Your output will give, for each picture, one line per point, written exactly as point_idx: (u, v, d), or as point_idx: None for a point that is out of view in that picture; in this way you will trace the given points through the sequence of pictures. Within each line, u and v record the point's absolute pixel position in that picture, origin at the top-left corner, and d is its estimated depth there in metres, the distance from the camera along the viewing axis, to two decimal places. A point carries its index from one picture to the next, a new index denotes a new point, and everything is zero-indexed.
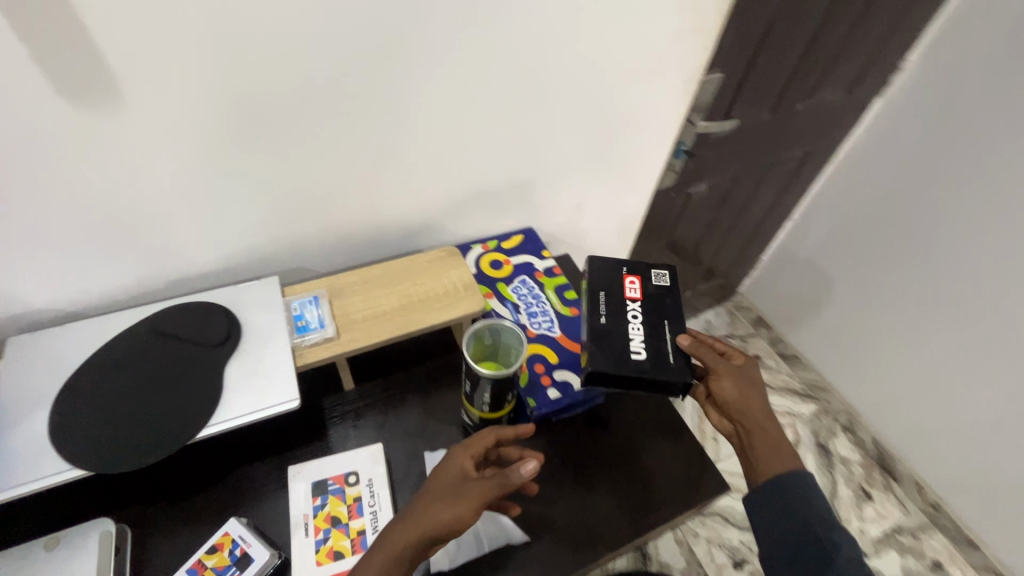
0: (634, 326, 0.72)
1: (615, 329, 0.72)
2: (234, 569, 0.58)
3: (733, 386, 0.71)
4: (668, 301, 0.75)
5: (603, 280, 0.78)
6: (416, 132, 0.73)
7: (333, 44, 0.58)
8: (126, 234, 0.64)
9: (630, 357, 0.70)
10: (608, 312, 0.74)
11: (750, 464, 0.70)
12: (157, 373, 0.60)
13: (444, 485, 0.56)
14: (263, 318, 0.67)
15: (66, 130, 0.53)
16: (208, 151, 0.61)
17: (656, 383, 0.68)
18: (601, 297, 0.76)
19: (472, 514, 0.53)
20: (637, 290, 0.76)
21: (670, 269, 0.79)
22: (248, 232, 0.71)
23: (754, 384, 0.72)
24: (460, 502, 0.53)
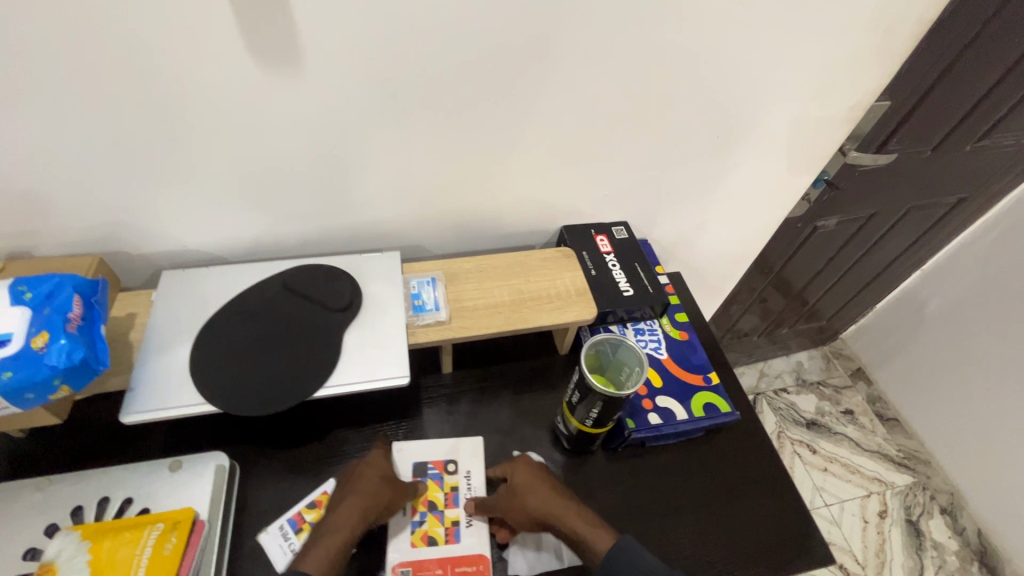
0: (616, 271, 0.79)
1: (603, 276, 0.78)
2: None
3: (529, 500, 0.61)
4: (631, 247, 0.83)
5: (581, 242, 0.82)
6: (555, 127, 0.72)
7: (499, 31, 0.58)
8: (275, 192, 0.68)
9: (621, 295, 0.77)
10: (594, 265, 0.79)
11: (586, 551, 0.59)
12: (286, 329, 0.65)
13: (372, 475, 0.61)
14: (383, 292, 0.69)
15: (249, 90, 0.56)
16: (363, 124, 0.63)
17: (644, 313, 0.77)
18: (584, 255, 0.79)
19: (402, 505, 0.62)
20: (605, 244, 0.82)
21: (624, 228, 0.88)
22: (380, 204, 0.74)
23: (545, 509, 0.60)
24: (387, 493, 0.60)
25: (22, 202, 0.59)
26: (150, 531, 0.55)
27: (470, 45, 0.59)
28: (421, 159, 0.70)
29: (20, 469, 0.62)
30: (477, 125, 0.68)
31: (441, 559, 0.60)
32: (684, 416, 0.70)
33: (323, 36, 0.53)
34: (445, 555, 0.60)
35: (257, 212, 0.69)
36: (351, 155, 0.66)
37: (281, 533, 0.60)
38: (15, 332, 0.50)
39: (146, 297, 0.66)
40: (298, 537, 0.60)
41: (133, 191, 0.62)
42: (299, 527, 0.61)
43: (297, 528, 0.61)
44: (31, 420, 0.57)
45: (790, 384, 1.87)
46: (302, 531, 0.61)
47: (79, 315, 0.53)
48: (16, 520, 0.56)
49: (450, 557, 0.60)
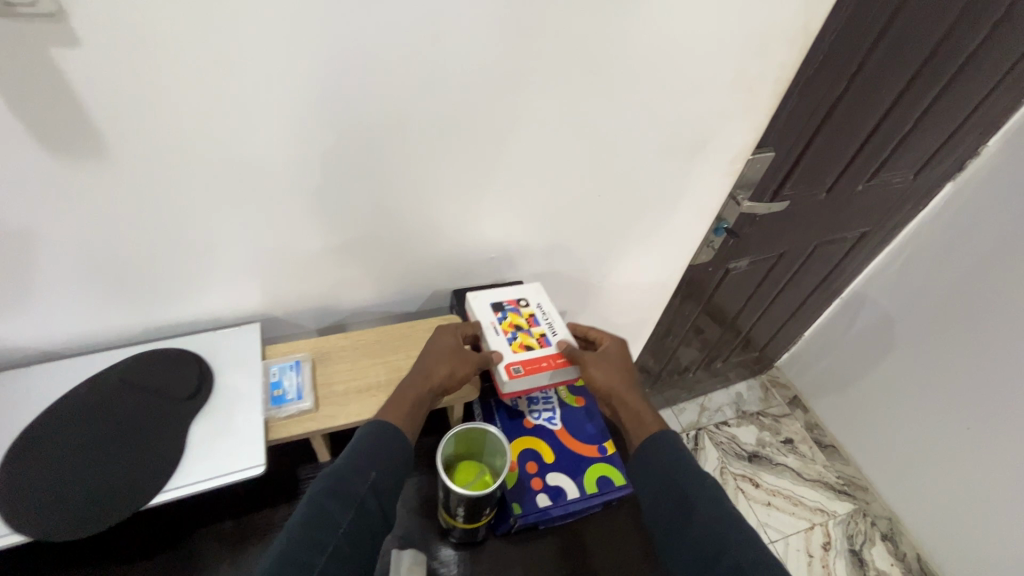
0: None
1: None
2: None
3: (597, 370, 0.67)
4: None
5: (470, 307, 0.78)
6: (427, 194, 0.69)
7: (341, 108, 0.55)
8: (112, 280, 0.61)
9: None
10: None
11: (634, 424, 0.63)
12: (115, 429, 0.56)
13: (440, 348, 0.65)
14: (238, 384, 0.63)
15: (52, 180, 0.50)
16: (205, 205, 0.58)
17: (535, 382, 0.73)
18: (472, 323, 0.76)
19: (467, 371, 0.65)
20: None
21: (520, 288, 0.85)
22: (241, 283, 0.68)
23: (616, 372, 0.68)
24: (448, 366, 0.63)
25: None
26: None
27: (311, 122, 0.56)
28: (282, 236, 0.66)
29: None
30: (339, 198, 0.64)
31: (543, 356, 0.70)
32: (576, 495, 0.66)
33: (133, 121, 0.49)
34: (546, 353, 0.70)
35: (94, 301, 0.62)
36: (196, 237, 0.61)
37: None
38: None
39: None
40: None
41: None
42: None
43: None
44: None
45: (730, 417, 1.87)
46: None
47: None
48: None
49: (550, 355, 0.70)
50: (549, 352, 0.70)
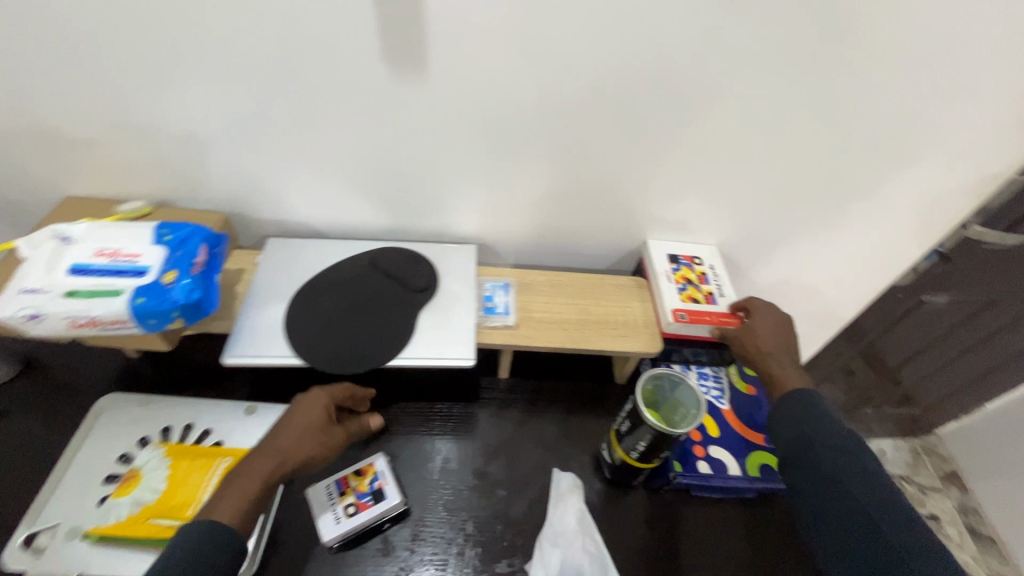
0: None
1: None
2: (369, 498, 0.63)
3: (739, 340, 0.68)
4: None
5: None
6: (650, 155, 0.72)
7: (608, 57, 0.61)
8: (380, 179, 0.74)
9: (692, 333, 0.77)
10: None
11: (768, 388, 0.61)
12: (367, 301, 0.69)
13: (307, 429, 0.57)
14: (458, 289, 0.72)
15: (374, 83, 0.62)
16: (468, 128, 0.68)
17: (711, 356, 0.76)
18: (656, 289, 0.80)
19: (323, 458, 0.57)
20: None
21: None
22: (469, 207, 0.78)
23: (760, 335, 0.66)
24: (306, 447, 0.55)
25: (180, 159, 0.70)
26: (219, 463, 0.62)
27: (579, 67, 0.62)
28: (514, 170, 0.74)
29: (132, 385, 0.72)
30: (572, 143, 0.71)
31: (709, 311, 0.72)
32: (737, 472, 0.67)
33: (448, 45, 0.59)
34: (711, 308, 0.72)
35: (361, 195, 0.76)
36: (451, 156, 0.71)
37: (327, 492, 0.62)
38: (153, 267, 0.59)
39: (254, 257, 0.75)
40: (342, 500, 0.62)
41: (263, 162, 0.71)
42: (344, 490, 0.63)
43: (342, 491, 0.63)
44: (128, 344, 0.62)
45: None
46: (346, 495, 0.62)
47: (202, 261, 0.61)
48: (118, 430, 0.65)
49: (715, 312, 0.72)
50: (714, 309, 0.73)
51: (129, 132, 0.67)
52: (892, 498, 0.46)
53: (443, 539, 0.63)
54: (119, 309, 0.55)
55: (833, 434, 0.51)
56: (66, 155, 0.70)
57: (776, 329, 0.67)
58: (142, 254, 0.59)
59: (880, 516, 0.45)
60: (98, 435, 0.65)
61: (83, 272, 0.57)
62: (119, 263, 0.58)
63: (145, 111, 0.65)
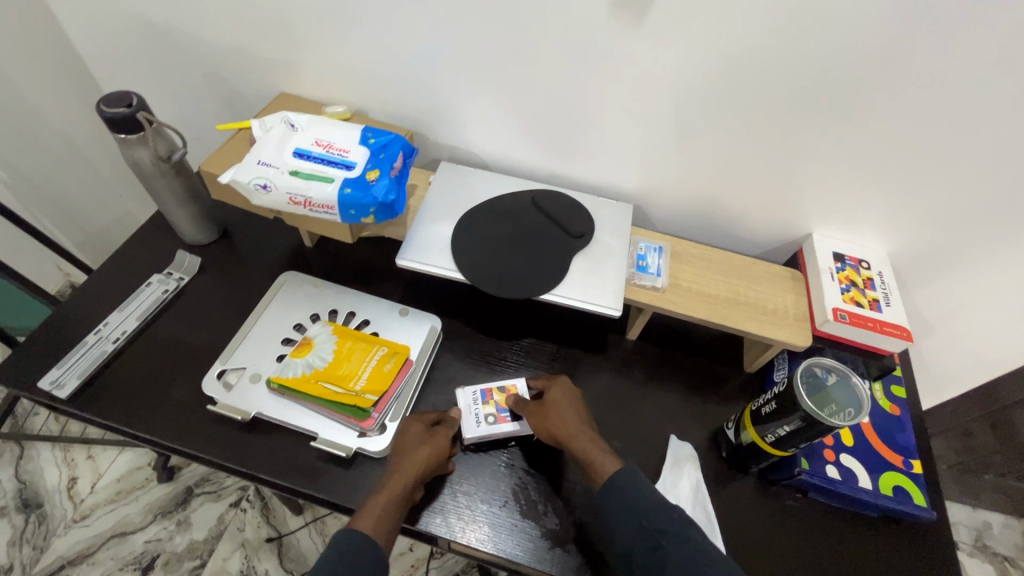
0: None
1: None
2: (507, 414, 0.67)
3: (552, 414, 0.63)
4: None
5: None
6: (843, 146, 0.68)
7: (847, 31, 0.57)
8: (556, 123, 0.76)
9: None
10: None
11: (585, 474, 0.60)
12: (528, 235, 0.72)
13: (407, 443, 0.60)
14: (612, 242, 0.74)
15: (584, 25, 0.63)
16: (660, 87, 0.67)
17: (865, 361, 0.72)
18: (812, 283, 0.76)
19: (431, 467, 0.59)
20: None
21: None
22: (634, 166, 0.78)
23: (570, 418, 0.62)
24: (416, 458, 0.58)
25: (383, 74, 0.76)
26: (378, 350, 0.69)
27: (811, 37, 0.58)
28: (697, 137, 0.72)
29: (305, 267, 0.82)
30: (768, 119, 0.67)
31: (872, 317, 0.68)
32: (867, 487, 0.64)
33: None
34: (874, 315, 0.68)
35: (534, 136, 0.79)
36: (635, 112, 0.71)
37: (473, 396, 0.68)
38: (360, 164, 0.65)
39: (427, 175, 0.81)
40: (485, 408, 0.67)
41: (454, 88, 0.75)
42: (488, 400, 0.68)
43: (485, 400, 0.68)
44: (322, 228, 0.70)
45: (962, 541, 1.55)
46: (488, 404, 0.67)
47: (399, 167, 0.66)
48: (294, 303, 0.75)
49: (878, 319, 0.68)
50: (877, 316, 0.69)
51: (351, 42, 0.74)
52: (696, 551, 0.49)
53: (556, 471, 0.67)
54: (331, 195, 0.62)
55: (635, 512, 0.53)
56: (291, 56, 0.78)
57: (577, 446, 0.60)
58: (351, 151, 0.66)
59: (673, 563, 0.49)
60: (279, 303, 0.74)
61: (304, 157, 0.65)
62: (332, 154, 0.66)
63: (371, 24, 0.70)
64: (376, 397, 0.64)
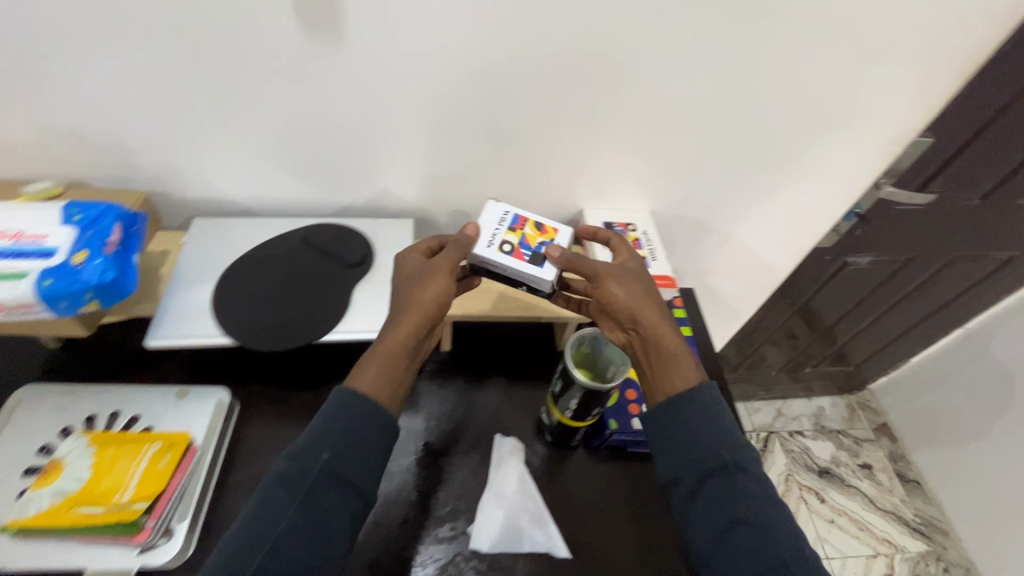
0: None
1: None
2: (525, 252, 0.63)
3: (615, 287, 0.59)
4: None
5: None
6: (576, 125, 0.73)
7: (537, 23, 0.60)
8: (306, 154, 0.72)
9: None
10: None
11: (649, 367, 0.57)
12: (300, 276, 0.68)
13: (402, 282, 0.58)
14: (394, 262, 0.72)
15: (287, 53, 0.60)
16: (393, 101, 0.67)
17: None
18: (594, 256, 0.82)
19: (444, 291, 0.57)
20: None
21: None
22: (403, 181, 0.78)
23: (641, 291, 0.59)
24: (427, 291, 0.56)
25: (87, 138, 0.67)
26: (148, 447, 0.60)
27: (509, 32, 0.61)
28: (449, 141, 0.73)
29: (52, 375, 0.69)
30: (506, 113, 0.70)
31: None
32: None
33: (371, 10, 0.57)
34: None
35: (289, 171, 0.74)
36: (380, 129, 0.70)
37: (499, 213, 0.65)
38: (62, 248, 0.56)
39: (179, 237, 0.73)
40: (505, 235, 0.64)
41: (179, 140, 0.68)
42: (513, 228, 0.65)
43: (512, 227, 0.65)
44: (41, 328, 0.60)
45: (807, 428, 1.80)
46: (510, 232, 0.64)
47: (117, 241, 0.59)
48: (35, 420, 0.62)
49: None
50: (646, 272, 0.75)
51: (29, 108, 0.63)
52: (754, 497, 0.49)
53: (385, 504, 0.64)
54: (26, 293, 0.53)
55: (692, 445, 0.51)
56: None
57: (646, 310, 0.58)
58: (49, 235, 0.56)
59: (746, 514, 0.48)
60: (14, 427, 0.62)
61: None
62: (23, 244, 0.55)
63: (46, 85, 0.60)
64: (150, 502, 0.56)
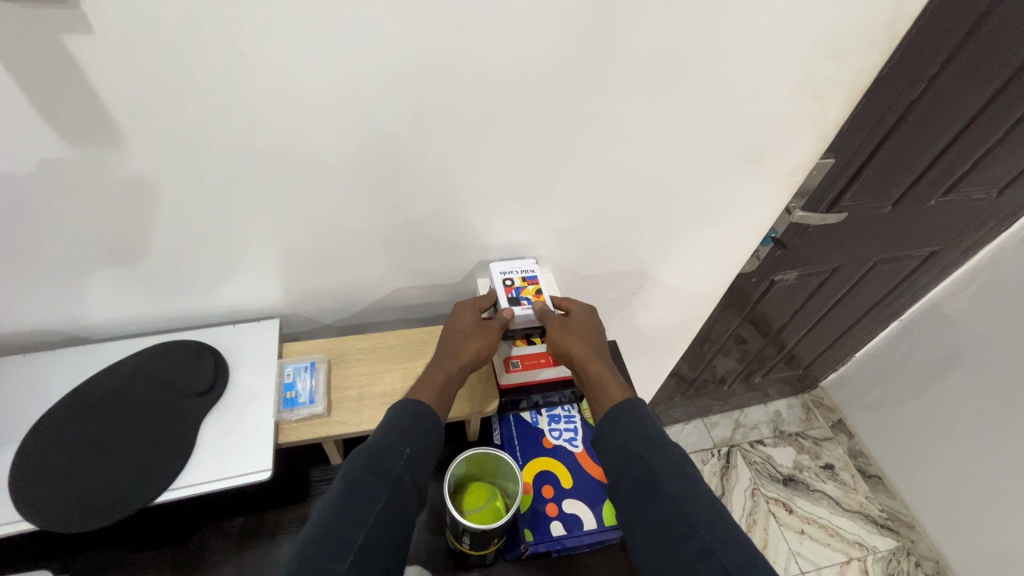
0: None
1: None
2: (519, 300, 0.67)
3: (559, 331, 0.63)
4: None
5: None
6: (449, 199, 0.64)
7: (364, 106, 0.51)
8: (127, 271, 0.60)
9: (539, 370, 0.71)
10: None
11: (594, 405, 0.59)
12: (129, 421, 0.56)
13: (461, 325, 0.63)
14: (254, 382, 0.62)
15: (59, 172, 0.49)
16: (217, 205, 0.56)
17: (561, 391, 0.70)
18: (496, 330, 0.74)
19: (495, 340, 0.62)
20: None
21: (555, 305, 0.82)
22: (261, 279, 0.67)
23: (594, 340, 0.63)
24: (479, 340, 0.62)
25: None
26: None
27: (336, 118, 0.51)
28: (303, 233, 0.63)
29: None
30: (363, 198, 0.61)
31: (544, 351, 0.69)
32: (592, 526, 0.62)
33: (147, 116, 0.46)
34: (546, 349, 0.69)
35: (112, 290, 0.62)
36: (213, 233, 0.59)
37: (524, 267, 0.71)
38: None
39: None
40: (518, 280, 0.69)
41: None
42: (527, 281, 0.69)
43: (528, 279, 0.70)
44: None
45: (767, 435, 1.77)
46: (523, 282, 0.69)
47: None
48: None
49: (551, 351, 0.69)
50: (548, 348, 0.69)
51: None
52: (696, 492, 0.47)
53: None
54: None
55: (628, 454, 0.52)
56: None
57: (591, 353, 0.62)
58: None
59: (688, 511, 0.46)
60: None
61: None
62: None
63: None
64: None
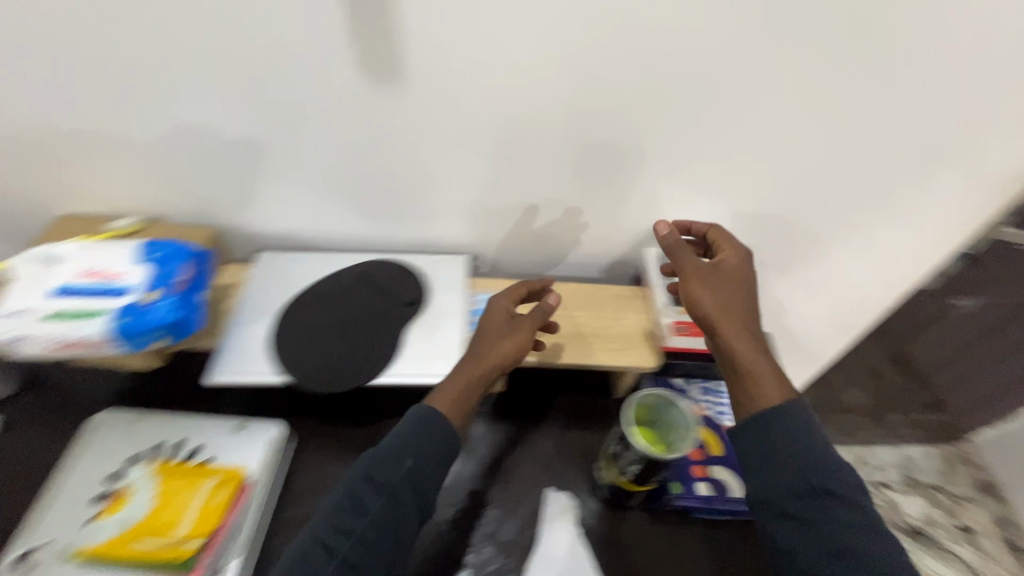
0: None
1: None
2: None
3: (701, 290, 0.58)
4: None
5: None
6: (646, 167, 0.67)
7: (605, 65, 0.55)
8: (363, 195, 0.71)
9: None
10: None
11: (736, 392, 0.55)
12: (354, 314, 0.68)
13: (491, 327, 0.61)
14: (448, 304, 0.70)
15: (345, 100, 0.59)
16: (452, 145, 0.64)
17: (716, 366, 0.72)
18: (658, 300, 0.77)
19: (528, 342, 0.60)
20: None
21: None
22: (460, 220, 0.75)
23: (736, 303, 0.58)
24: (506, 343, 0.60)
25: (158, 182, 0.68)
26: (206, 481, 0.61)
27: (576, 76, 0.56)
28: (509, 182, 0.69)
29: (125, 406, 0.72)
30: (571, 156, 0.66)
31: None
32: (737, 495, 0.65)
33: (428, 58, 0.54)
34: None
35: (347, 211, 0.73)
36: (438, 171, 0.67)
37: None
38: (133, 287, 0.59)
39: (244, 272, 0.74)
40: (695, 255, 0.70)
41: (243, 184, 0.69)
42: None
43: None
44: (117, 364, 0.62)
45: None
46: None
47: (186, 279, 0.61)
48: (108, 449, 0.65)
49: None
50: None
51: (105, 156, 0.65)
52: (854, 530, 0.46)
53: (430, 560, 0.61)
54: (103, 331, 0.56)
55: (786, 463, 0.49)
56: (44, 179, 0.67)
57: (728, 317, 0.56)
58: (125, 274, 0.60)
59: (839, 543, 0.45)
60: (87, 456, 0.65)
61: (66, 294, 0.58)
62: (102, 282, 0.59)
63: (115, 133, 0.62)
64: (206, 538, 0.58)
